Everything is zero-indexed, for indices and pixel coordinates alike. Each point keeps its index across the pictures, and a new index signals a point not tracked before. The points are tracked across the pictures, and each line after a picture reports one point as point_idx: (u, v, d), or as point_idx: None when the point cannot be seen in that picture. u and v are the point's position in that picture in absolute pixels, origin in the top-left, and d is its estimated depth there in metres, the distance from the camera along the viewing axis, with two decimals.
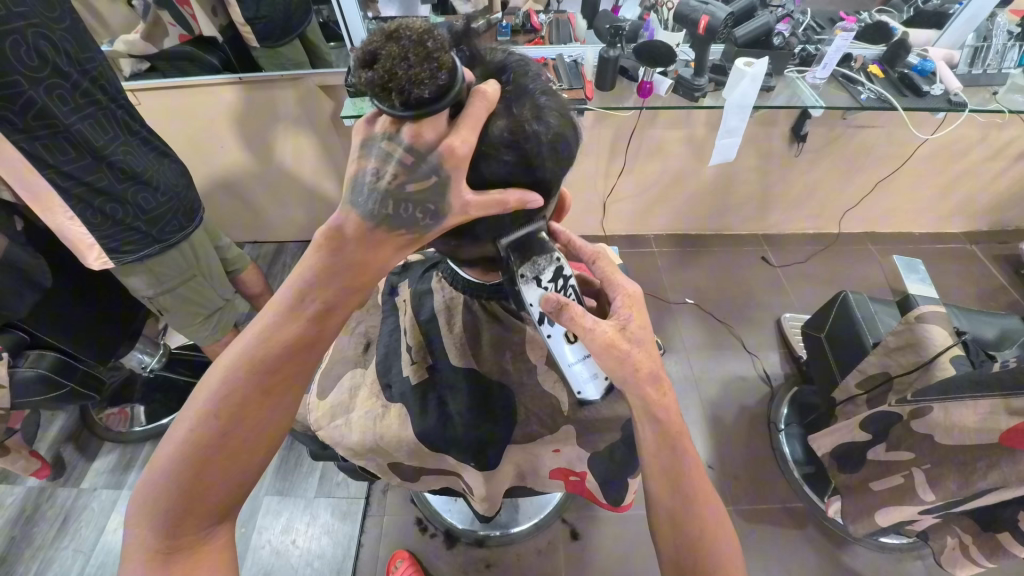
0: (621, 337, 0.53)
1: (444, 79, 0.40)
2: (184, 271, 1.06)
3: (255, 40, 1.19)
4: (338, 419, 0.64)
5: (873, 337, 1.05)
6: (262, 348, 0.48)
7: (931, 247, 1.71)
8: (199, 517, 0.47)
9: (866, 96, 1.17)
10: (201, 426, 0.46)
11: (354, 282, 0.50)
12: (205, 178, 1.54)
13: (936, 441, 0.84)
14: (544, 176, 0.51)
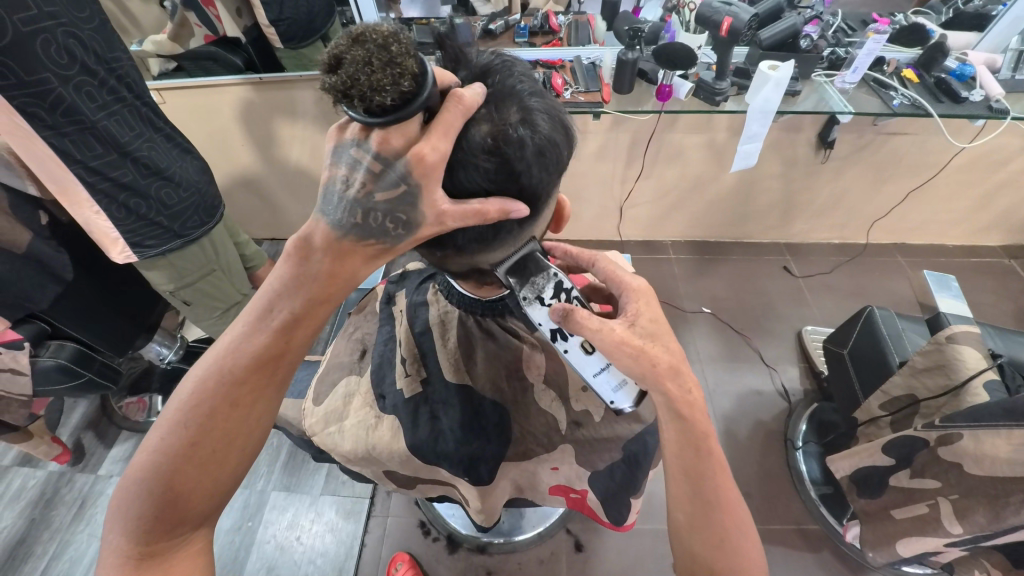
0: (634, 335, 0.49)
1: (408, 85, 0.38)
2: (205, 266, 1.08)
3: (280, 43, 1.21)
4: (332, 426, 0.65)
5: (899, 356, 1.00)
6: (232, 357, 0.48)
7: (966, 262, 1.62)
8: (170, 526, 0.47)
9: (899, 102, 1.11)
10: (171, 435, 0.47)
11: (324, 292, 0.49)
12: (225, 175, 1.57)
13: (965, 471, 0.79)
14: (529, 183, 0.49)
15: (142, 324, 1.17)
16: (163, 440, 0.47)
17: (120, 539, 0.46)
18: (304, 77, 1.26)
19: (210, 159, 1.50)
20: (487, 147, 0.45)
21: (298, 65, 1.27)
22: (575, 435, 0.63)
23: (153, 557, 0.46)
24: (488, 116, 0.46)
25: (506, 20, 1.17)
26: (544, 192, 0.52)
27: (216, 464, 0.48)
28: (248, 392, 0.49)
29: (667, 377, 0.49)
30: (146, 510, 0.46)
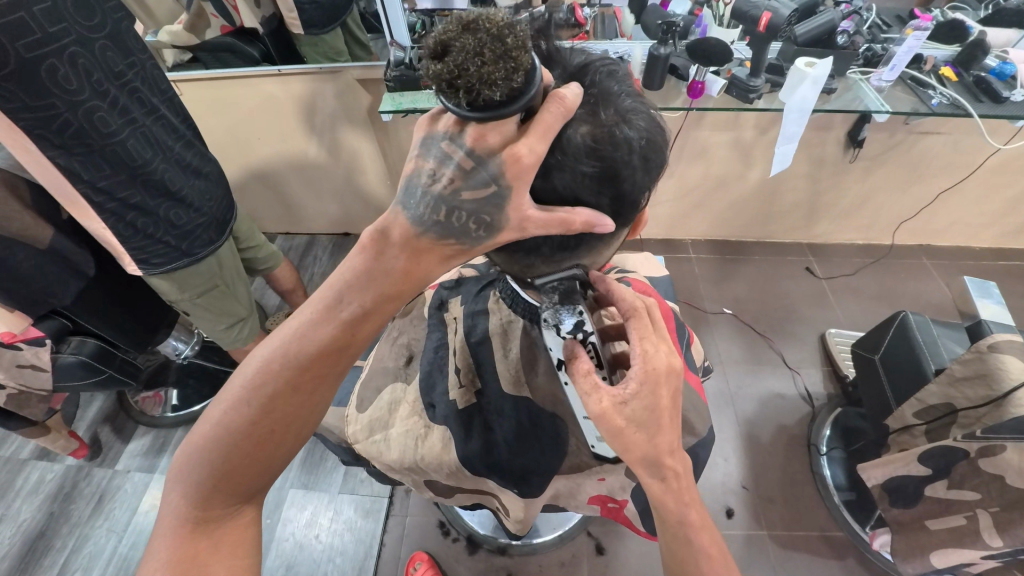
0: (619, 413, 0.45)
1: (518, 82, 0.36)
2: (206, 284, 1.04)
3: (301, 30, 1.17)
4: (376, 435, 0.65)
5: (935, 363, 0.98)
6: (299, 345, 0.47)
7: (994, 265, 1.59)
8: (224, 496, 0.47)
9: (937, 101, 1.07)
10: (234, 410, 0.46)
11: (395, 290, 0.47)
12: (240, 169, 1.54)
13: (1007, 483, 0.78)
14: (629, 189, 0.48)
15: (161, 322, 1.16)
16: (225, 416, 0.46)
17: (176, 502, 0.46)
18: (325, 69, 1.24)
19: (228, 152, 1.48)
20: (591, 154, 0.44)
21: (317, 53, 1.24)
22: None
23: (204, 523, 0.46)
24: (582, 118, 0.44)
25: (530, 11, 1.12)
26: (637, 200, 0.51)
27: (273, 444, 0.48)
28: (310, 382, 0.47)
29: (639, 464, 0.47)
30: (203, 479, 0.46)
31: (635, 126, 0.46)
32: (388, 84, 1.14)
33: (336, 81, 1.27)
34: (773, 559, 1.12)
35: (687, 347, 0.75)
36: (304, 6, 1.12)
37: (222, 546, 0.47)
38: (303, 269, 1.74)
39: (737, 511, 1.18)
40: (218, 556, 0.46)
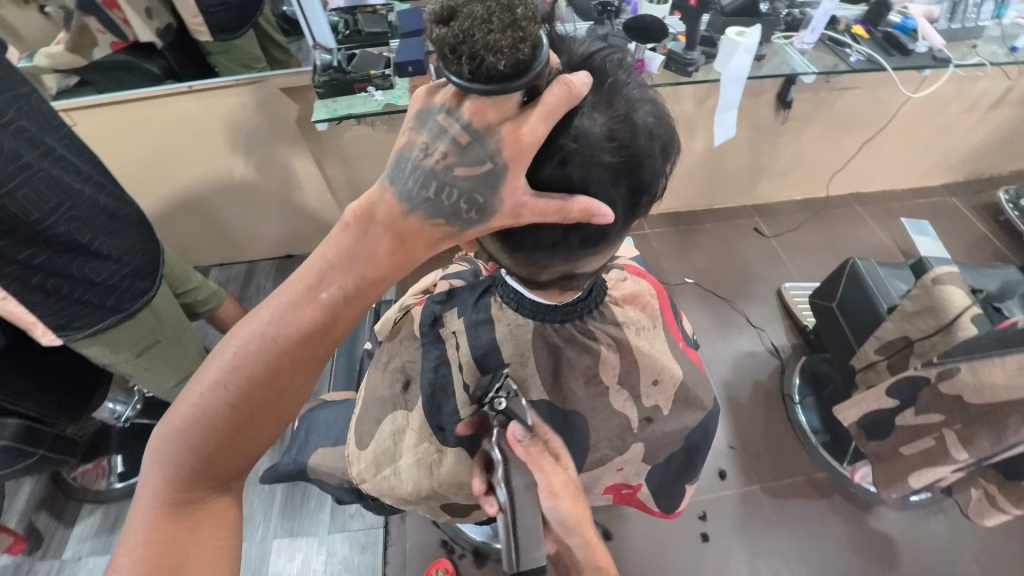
0: (573, 483, 0.51)
1: (526, 53, 0.33)
2: (147, 339, 0.93)
3: (210, 36, 1.07)
4: (385, 470, 0.63)
5: (886, 302, 1.05)
6: (277, 334, 0.41)
7: (915, 203, 1.75)
8: (206, 478, 0.45)
9: (856, 58, 1.14)
10: (208, 396, 0.41)
11: (384, 268, 0.41)
12: (160, 200, 1.39)
13: (968, 402, 0.84)
14: (649, 176, 0.47)
15: (95, 386, 1.03)
16: (200, 404, 0.42)
17: (154, 482, 0.44)
18: (242, 80, 1.14)
19: (143, 184, 1.32)
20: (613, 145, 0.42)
21: (230, 61, 1.13)
22: (646, 433, 0.63)
23: (186, 504, 0.45)
24: (592, 106, 0.42)
25: None
26: (656, 185, 0.49)
27: (253, 433, 0.43)
28: (291, 376, 0.42)
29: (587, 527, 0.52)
30: (184, 464, 0.43)
31: (646, 111, 0.45)
32: (319, 90, 1.06)
33: (258, 92, 1.17)
34: (768, 510, 1.17)
35: (682, 324, 0.75)
36: (210, 8, 1.03)
37: (203, 526, 0.45)
38: (249, 300, 1.60)
39: (729, 472, 1.22)
40: (201, 535, 0.45)
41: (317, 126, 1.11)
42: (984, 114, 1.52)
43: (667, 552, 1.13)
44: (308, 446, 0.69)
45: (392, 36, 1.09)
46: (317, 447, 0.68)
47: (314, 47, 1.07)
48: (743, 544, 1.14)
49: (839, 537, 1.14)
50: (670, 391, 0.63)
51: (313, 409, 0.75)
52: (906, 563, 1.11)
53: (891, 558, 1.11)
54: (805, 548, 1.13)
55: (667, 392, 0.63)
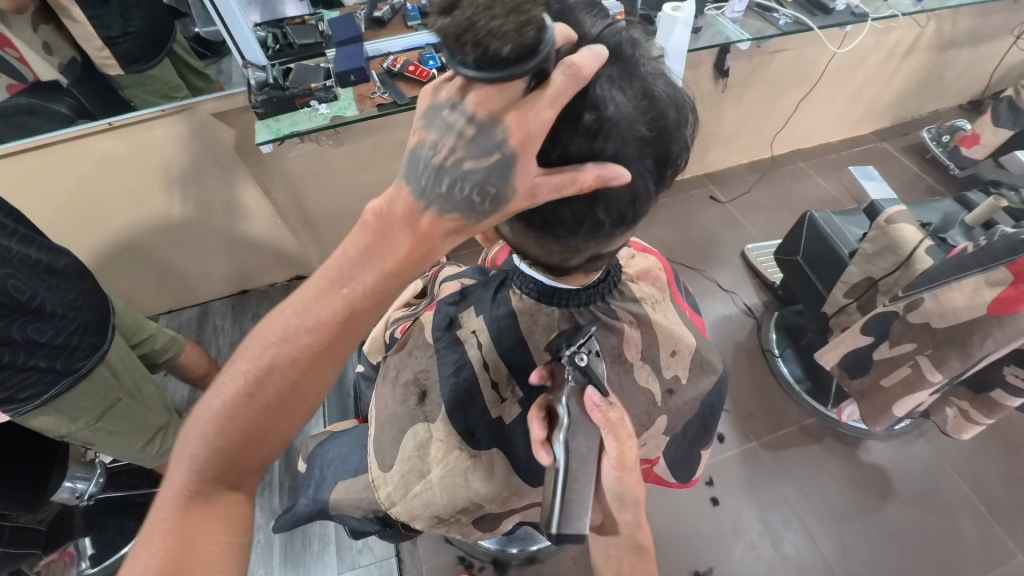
0: (634, 454, 0.52)
1: (530, 37, 0.33)
2: (105, 401, 0.84)
3: (119, 68, 1.00)
4: (415, 487, 0.58)
5: (847, 248, 1.11)
6: (302, 327, 0.40)
7: (849, 152, 1.88)
8: (226, 473, 0.42)
9: (784, 22, 1.19)
10: (237, 386, 0.40)
11: (395, 263, 0.40)
12: (93, 252, 1.26)
13: (935, 327, 0.88)
14: (674, 148, 0.47)
15: (52, 462, 0.95)
16: (225, 396, 0.41)
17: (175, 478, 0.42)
18: (167, 110, 1.05)
19: (70, 237, 1.19)
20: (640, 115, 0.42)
21: (146, 93, 1.04)
22: (669, 404, 0.63)
23: (201, 502, 0.42)
24: (619, 82, 0.42)
25: (390, 3, 1.10)
26: (680, 157, 0.50)
27: (276, 426, 0.42)
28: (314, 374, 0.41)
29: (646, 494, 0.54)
30: (205, 459, 0.41)
31: (663, 84, 0.45)
32: (257, 111, 1.00)
33: (190, 121, 1.08)
34: (768, 463, 1.22)
35: (685, 292, 0.76)
36: (115, 39, 0.95)
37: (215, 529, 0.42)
38: (209, 343, 1.49)
39: (727, 434, 1.26)
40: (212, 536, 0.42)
41: (262, 149, 1.05)
42: (901, 60, 1.66)
43: (682, 520, 1.15)
44: (324, 482, 0.64)
45: (328, 46, 1.03)
46: (336, 481, 0.63)
47: (245, 66, 1.01)
48: (752, 500, 1.17)
49: (837, 476, 1.20)
50: (687, 359, 0.64)
51: (317, 443, 0.70)
52: (901, 487, 1.18)
53: (886, 485, 1.18)
54: (808, 491, 1.18)
55: (684, 360, 0.64)
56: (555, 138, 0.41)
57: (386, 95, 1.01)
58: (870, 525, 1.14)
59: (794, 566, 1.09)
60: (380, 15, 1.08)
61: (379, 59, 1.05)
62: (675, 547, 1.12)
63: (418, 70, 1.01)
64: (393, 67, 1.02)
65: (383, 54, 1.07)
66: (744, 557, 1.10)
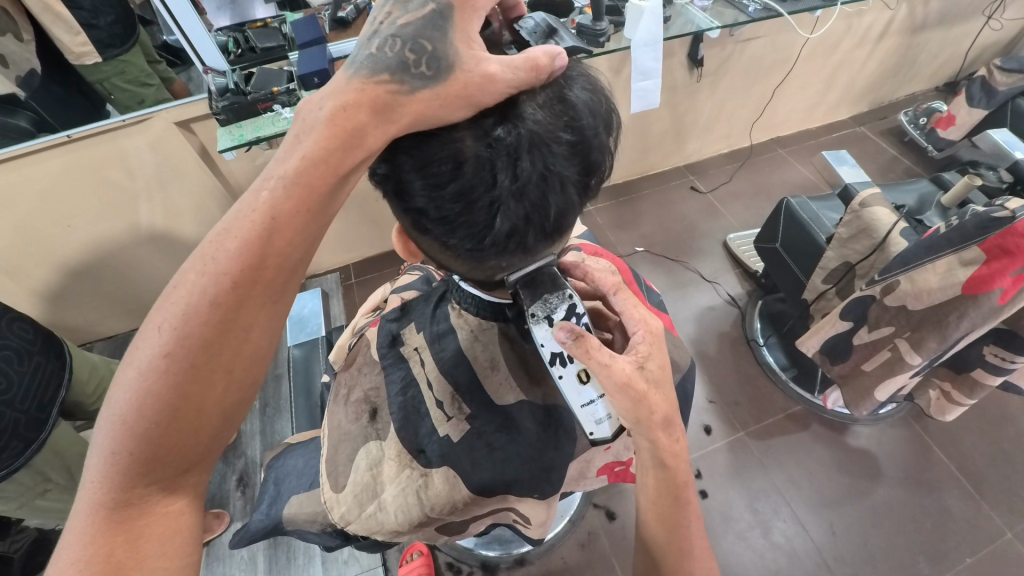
0: (640, 376, 0.43)
1: (405, 172, 0.41)
2: (58, 472, 0.90)
3: (98, 56, 0.99)
4: (369, 507, 0.56)
5: (823, 233, 1.10)
6: (178, 320, 0.33)
7: (828, 137, 1.90)
8: (160, 464, 0.34)
9: (754, 8, 1.18)
10: (161, 342, 0.33)
11: (321, 146, 0.35)
12: (56, 272, 1.23)
13: (910, 309, 0.87)
14: (598, 155, 0.45)
15: None
16: (142, 383, 0.33)
17: (88, 482, 0.34)
18: (129, 119, 1.02)
19: (29, 253, 1.15)
20: (544, 121, 0.40)
21: (128, 83, 1.05)
22: None
23: (133, 510, 0.34)
24: (530, 91, 0.40)
25: (354, 3, 1.07)
26: (605, 164, 0.47)
27: (203, 396, 0.34)
28: (208, 352, 0.34)
29: (660, 430, 0.44)
30: (124, 450, 0.33)
31: (579, 89, 0.43)
32: (218, 117, 0.98)
33: (147, 133, 1.05)
34: (753, 453, 1.22)
35: (649, 290, 0.75)
36: (93, 24, 0.95)
37: (145, 541, 0.33)
38: None
39: (713, 426, 1.26)
40: (146, 553, 0.33)
41: (224, 156, 1.02)
42: (875, 43, 1.66)
43: None
44: (279, 498, 0.62)
45: (289, 49, 1.01)
46: (291, 495, 0.61)
47: (205, 72, 1.00)
48: (740, 489, 1.17)
49: (823, 461, 1.20)
50: None
51: (277, 456, 0.68)
52: (888, 471, 1.18)
53: (873, 470, 1.18)
54: (793, 480, 1.18)
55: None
56: (450, 141, 0.39)
57: None
58: (857, 510, 1.13)
59: (784, 554, 1.08)
60: (343, 15, 1.05)
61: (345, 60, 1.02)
62: None
63: None
64: None
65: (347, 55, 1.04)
66: (733, 546, 1.10)
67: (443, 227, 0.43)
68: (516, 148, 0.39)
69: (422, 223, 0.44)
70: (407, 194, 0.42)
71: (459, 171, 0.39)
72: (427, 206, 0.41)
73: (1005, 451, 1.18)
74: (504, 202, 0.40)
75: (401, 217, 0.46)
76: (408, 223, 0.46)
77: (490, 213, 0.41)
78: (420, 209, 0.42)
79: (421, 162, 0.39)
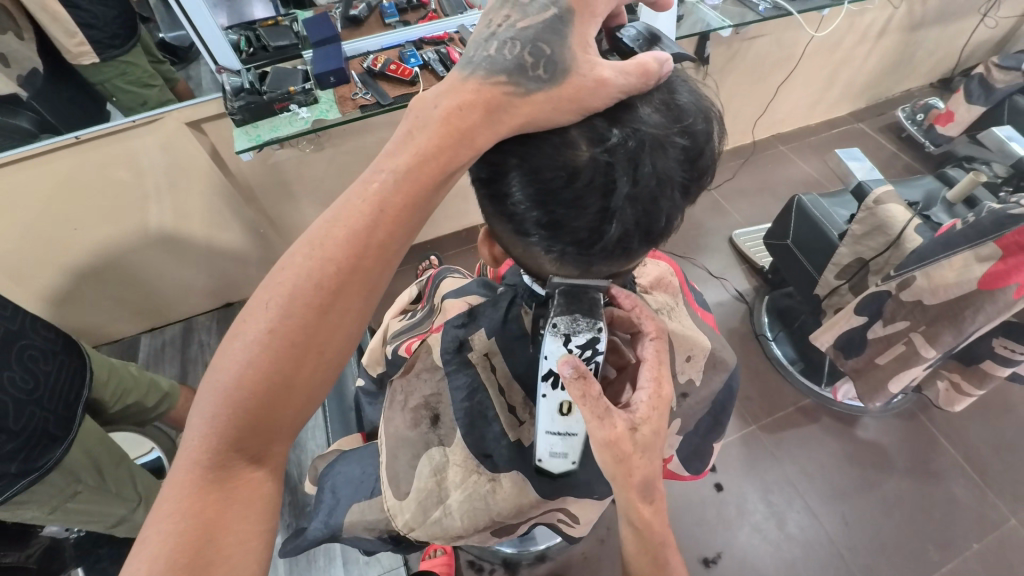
0: (630, 438, 0.43)
1: (513, 179, 0.41)
2: (87, 471, 0.88)
3: (95, 56, 0.96)
4: (434, 513, 0.57)
5: (835, 229, 1.12)
6: (284, 301, 0.37)
7: (828, 134, 1.93)
8: (251, 435, 0.38)
9: (764, 7, 1.19)
10: (271, 321, 0.37)
11: (433, 143, 0.37)
12: (63, 275, 1.20)
13: (927, 304, 0.89)
14: (705, 163, 0.46)
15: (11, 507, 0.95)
16: (247, 355, 0.36)
17: (188, 442, 0.38)
18: (138, 120, 1.00)
19: (34, 256, 1.12)
20: (658, 124, 0.41)
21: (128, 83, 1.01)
22: (682, 408, 0.64)
23: (225, 471, 0.38)
24: (645, 98, 0.41)
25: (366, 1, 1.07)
26: (709, 171, 0.48)
27: (298, 376, 0.38)
28: (308, 336, 0.37)
29: (636, 491, 0.45)
30: (222, 416, 0.37)
31: (686, 95, 0.44)
32: (234, 117, 0.95)
33: (160, 132, 1.03)
34: (769, 446, 1.24)
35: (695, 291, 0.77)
36: (90, 23, 0.93)
37: (233, 502, 0.38)
38: (193, 364, 1.45)
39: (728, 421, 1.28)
40: (231, 513, 0.37)
41: (240, 156, 1.01)
42: (875, 41, 1.69)
43: (691, 508, 1.16)
44: (338, 506, 0.61)
45: (303, 47, 0.99)
46: (349, 504, 0.61)
47: (218, 71, 0.98)
48: (754, 482, 1.19)
49: (835, 454, 1.22)
50: (701, 362, 0.64)
51: (328, 465, 0.67)
52: (896, 461, 1.21)
53: (883, 461, 1.21)
54: (806, 472, 1.20)
55: (697, 363, 0.64)
56: (565, 147, 0.39)
57: (368, 96, 0.98)
58: (869, 499, 1.16)
59: (800, 545, 1.11)
60: (357, 12, 1.04)
61: (359, 59, 1.02)
62: (682, 538, 1.12)
63: (399, 68, 0.99)
64: (374, 67, 0.99)
65: (361, 53, 1.04)
66: (749, 538, 1.12)
67: (548, 232, 0.43)
68: (636, 153, 0.40)
69: (523, 228, 0.44)
70: (514, 201, 0.42)
71: (573, 178, 0.40)
72: (530, 211, 0.42)
73: (1009, 440, 1.22)
74: (619, 207, 0.41)
75: (494, 220, 0.47)
76: (509, 228, 0.46)
77: (602, 218, 0.42)
78: (521, 214, 0.43)
79: (535, 168, 0.40)
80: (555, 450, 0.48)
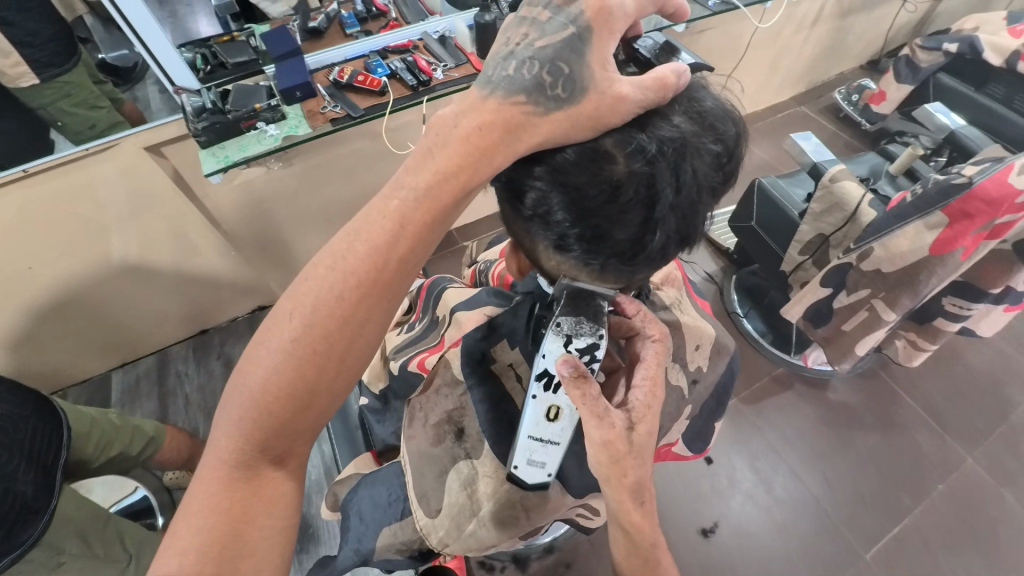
0: (625, 437, 0.45)
1: (553, 198, 0.44)
2: (70, 539, 0.82)
3: (35, 77, 0.92)
4: (468, 526, 0.58)
5: (794, 208, 1.20)
6: (308, 311, 0.38)
7: (774, 118, 2.04)
8: (274, 440, 0.39)
9: (713, 2, 1.24)
10: (298, 333, 0.38)
11: (450, 160, 0.40)
12: (20, 319, 1.13)
13: (886, 272, 0.96)
14: (732, 164, 0.51)
15: None
16: (271, 363, 0.37)
17: (215, 441, 0.39)
18: (91, 148, 0.93)
19: None
20: (691, 132, 0.45)
21: (75, 106, 0.95)
22: (694, 393, 0.67)
23: (250, 471, 0.39)
24: (675, 111, 0.45)
25: (324, 12, 1.05)
26: (735, 169, 0.53)
27: (323, 387, 0.39)
28: (332, 348, 0.38)
29: (627, 494, 0.47)
30: (245, 421, 0.38)
31: (708, 102, 0.48)
32: (198, 138, 0.92)
33: (119, 159, 0.98)
34: (755, 419, 1.31)
35: None
36: (29, 43, 0.88)
37: (256, 504, 0.39)
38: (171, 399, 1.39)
39: None
40: (255, 513, 0.39)
41: (209, 180, 0.97)
42: (811, 28, 1.79)
43: (688, 486, 1.21)
44: (367, 530, 0.61)
45: (264, 62, 0.95)
46: (379, 526, 0.61)
47: (176, 91, 0.93)
48: (741, 453, 1.26)
49: (813, 418, 1.31)
50: (707, 350, 0.68)
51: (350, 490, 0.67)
52: (866, 419, 1.30)
53: (856, 419, 1.30)
54: (790, 438, 1.28)
55: (704, 351, 0.67)
56: (606, 163, 0.42)
57: (337, 109, 0.96)
58: (848, 457, 1.25)
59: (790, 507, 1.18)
60: (316, 24, 1.02)
61: (324, 71, 1.00)
62: (684, 516, 1.17)
63: (367, 79, 0.98)
64: (340, 79, 0.97)
65: (326, 65, 1.01)
66: (742, 506, 1.18)
67: (591, 244, 0.47)
68: (677, 163, 0.44)
69: (563, 242, 0.47)
70: (556, 217, 0.45)
71: (617, 192, 0.43)
72: (571, 227, 0.45)
73: (962, 388, 1.34)
74: (662, 214, 0.45)
75: (530, 234, 0.49)
76: (547, 242, 0.49)
77: (644, 226, 0.46)
78: (563, 230, 0.46)
79: (579, 185, 0.43)
80: (534, 458, 0.50)
